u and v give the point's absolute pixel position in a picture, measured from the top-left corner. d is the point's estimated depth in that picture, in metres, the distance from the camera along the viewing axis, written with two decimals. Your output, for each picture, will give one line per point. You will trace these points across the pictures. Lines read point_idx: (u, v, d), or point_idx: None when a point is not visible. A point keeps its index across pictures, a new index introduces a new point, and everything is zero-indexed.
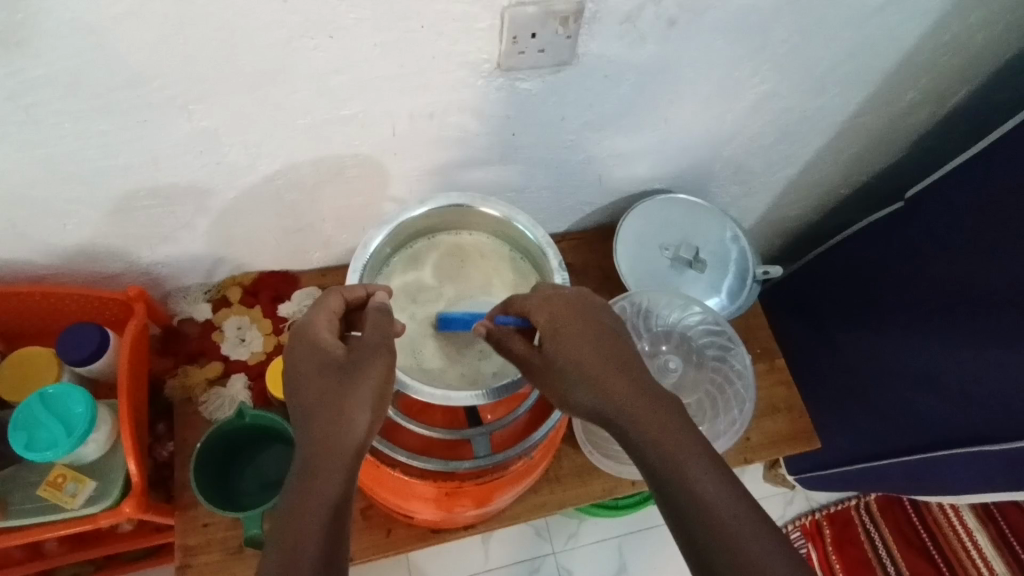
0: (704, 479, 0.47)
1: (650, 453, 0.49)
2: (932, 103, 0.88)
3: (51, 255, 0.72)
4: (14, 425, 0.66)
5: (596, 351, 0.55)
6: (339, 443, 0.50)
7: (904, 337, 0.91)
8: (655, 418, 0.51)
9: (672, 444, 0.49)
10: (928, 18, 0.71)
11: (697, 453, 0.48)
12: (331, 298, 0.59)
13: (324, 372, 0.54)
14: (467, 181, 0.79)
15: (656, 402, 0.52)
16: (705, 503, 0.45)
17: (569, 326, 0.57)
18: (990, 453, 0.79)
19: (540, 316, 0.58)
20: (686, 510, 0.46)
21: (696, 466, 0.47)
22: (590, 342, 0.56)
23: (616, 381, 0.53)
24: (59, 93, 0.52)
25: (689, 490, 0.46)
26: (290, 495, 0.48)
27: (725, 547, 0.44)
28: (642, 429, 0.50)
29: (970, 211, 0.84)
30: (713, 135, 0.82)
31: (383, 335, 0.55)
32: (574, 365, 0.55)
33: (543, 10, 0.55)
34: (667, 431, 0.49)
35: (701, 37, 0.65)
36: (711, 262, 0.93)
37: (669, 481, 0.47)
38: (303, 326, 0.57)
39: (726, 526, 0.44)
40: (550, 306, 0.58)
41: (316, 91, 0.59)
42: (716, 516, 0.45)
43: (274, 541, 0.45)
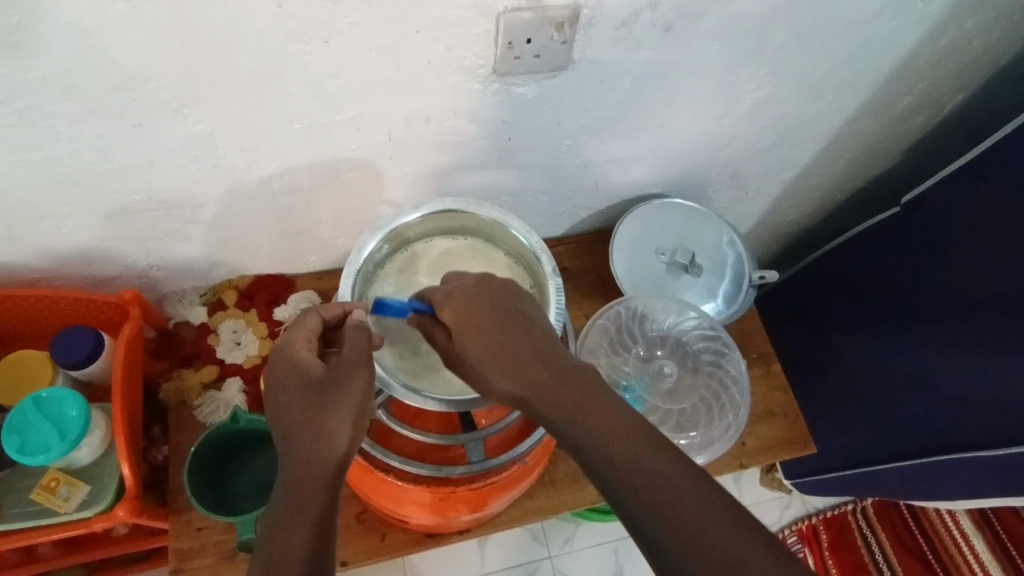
0: (640, 457, 0.46)
1: (588, 444, 0.48)
2: (928, 109, 0.88)
3: (46, 258, 0.72)
4: (7, 428, 0.66)
5: (503, 338, 0.55)
6: (324, 455, 0.51)
7: (901, 343, 0.91)
8: (588, 405, 0.50)
9: (607, 429, 0.48)
10: (924, 25, 0.71)
11: (632, 432, 0.47)
12: (308, 317, 0.59)
13: (306, 390, 0.54)
14: (464, 186, 0.79)
15: (586, 389, 0.51)
16: (644, 483, 0.44)
17: (476, 316, 0.56)
18: (986, 459, 0.79)
19: (446, 313, 0.58)
20: (625, 494, 0.45)
21: (633, 447, 0.46)
22: (500, 331, 0.55)
23: (532, 368, 0.53)
24: (53, 96, 0.52)
25: (628, 473, 0.45)
26: (275, 510, 0.48)
27: (669, 524, 0.42)
28: (576, 420, 0.49)
29: (965, 217, 0.84)
30: (709, 140, 0.83)
31: (361, 352, 0.56)
32: (488, 355, 0.54)
33: (539, 15, 0.56)
34: (600, 417, 0.49)
35: (697, 42, 0.65)
36: (707, 267, 0.93)
37: (608, 468, 0.46)
38: (282, 347, 0.57)
39: (668, 502, 0.43)
40: (456, 300, 0.58)
41: (312, 94, 0.59)
42: (656, 494, 0.44)
43: (264, 553, 0.45)
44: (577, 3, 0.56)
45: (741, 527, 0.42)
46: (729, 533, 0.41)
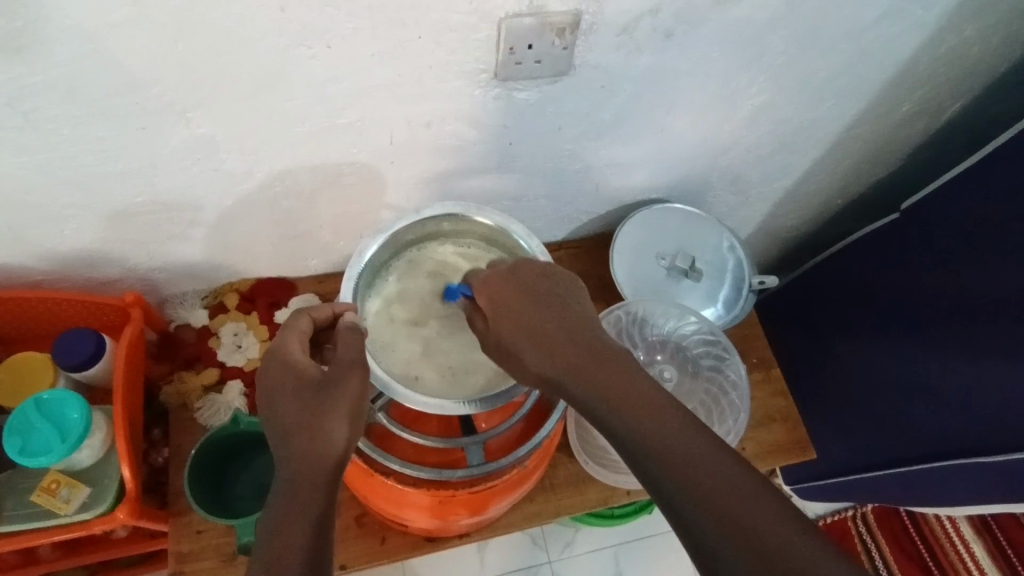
0: (676, 438, 0.46)
1: (623, 427, 0.49)
2: (927, 115, 0.89)
3: (48, 260, 0.72)
4: (8, 429, 0.66)
5: (537, 319, 0.57)
6: (320, 456, 0.51)
7: (900, 348, 0.91)
8: (623, 389, 0.51)
9: (644, 411, 0.49)
10: (922, 32, 0.72)
11: (669, 416, 0.48)
12: (300, 319, 0.59)
13: (301, 391, 0.54)
14: (465, 190, 0.79)
15: (622, 373, 0.52)
16: (680, 462, 0.45)
17: (512, 300, 0.59)
18: (986, 464, 0.79)
19: (483, 297, 0.60)
20: (659, 472, 0.45)
21: (670, 430, 0.47)
22: (534, 314, 0.57)
23: (565, 348, 0.55)
24: (57, 99, 0.53)
25: (663, 451, 0.46)
26: (271, 509, 0.48)
27: (703, 498, 0.43)
28: (612, 402, 0.50)
29: (965, 223, 0.85)
30: (709, 145, 0.83)
31: (355, 353, 0.56)
32: (524, 335, 0.57)
33: (540, 20, 0.56)
34: (637, 400, 0.50)
35: (697, 48, 0.65)
36: (708, 272, 0.93)
37: (643, 448, 0.47)
38: (275, 347, 0.57)
39: (703, 479, 0.44)
40: (492, 284, 0.61)
41: (313, 98, 0.59)
42: (691, 472, 0.44)
43: (261, 553, 0.46)
44: (578, 9, 0.56)
45: (779, 507, 0.42)
46: (765, 511, 0.41)
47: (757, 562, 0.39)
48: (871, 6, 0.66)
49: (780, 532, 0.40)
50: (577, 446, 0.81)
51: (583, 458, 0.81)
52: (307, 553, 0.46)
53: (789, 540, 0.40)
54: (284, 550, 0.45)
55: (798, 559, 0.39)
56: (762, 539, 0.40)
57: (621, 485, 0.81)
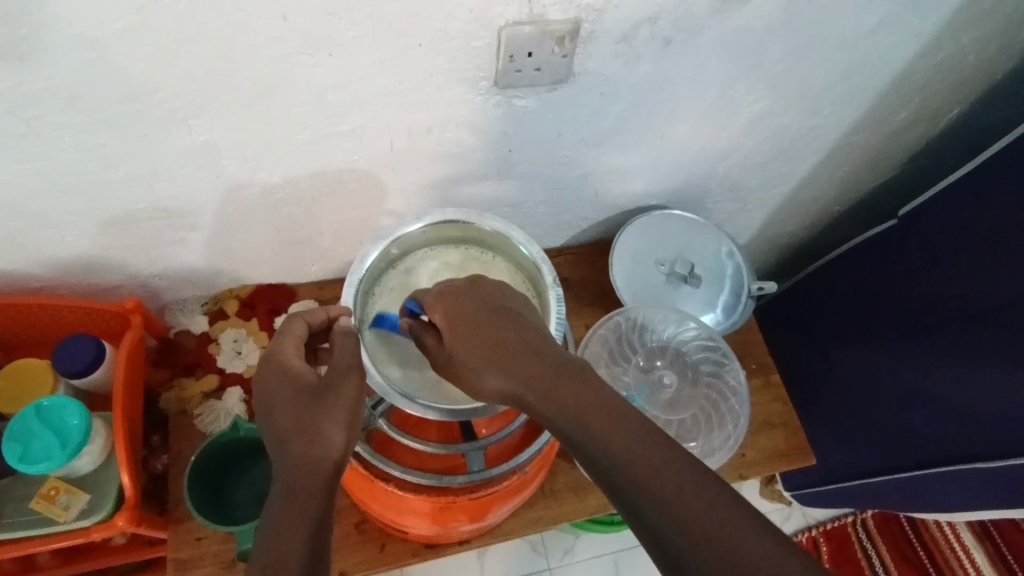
0: (657, 465, 0.45)
1: (595, 448, 0.48)
2: (925, 122, 0.89)
3: (49, 267, 0.72)
4: (8, 437, 0.66)
5: (494, 335, 0.56)
6: (319, 459, 0.51)
7: (899, 354, 0.92)
8: (595, 408, 0.50)
9: (616, 431, 0.48)
10: (919, 39, 0.72)
11: (648, 441, 0.47)
12: (294, 324, 0.59)
13: (298, 396, 0.54)
14: (465, 197, 0.80)
15: (592, 391, 0.51)
16: (654, 483, 0.44)
17: (465, 316, 0.58)
18: (985, 471, 0.79)
19: (436, 313, 0.59)
20: (634, 496, 0.44)
21: (642, 449, 0.46)
22: (491, 330, 0.57)
23: (525, 365, 0.54)
24: (59, 106, 0.53)
25: (637, 472, 0.45)
26: (270, 517, 0.48)
27: (679, 521, 0.42)
28: (583, 423, 0.49)
29: (962, 230, 0.85)
30: (707, 152, 0.83)
31: (352, 357, 0.56)
32: (478, 353, 0.55)
33: (540, 29, 0.56)
34: (614, 426, 0.48)
35: (696, 56, 0.66)
36: (706, 278, 0.93)
37: (616, 472, 0.46)
38: (271, 354, 0.57)
39: (677, 500, 0.43)
40: (446, 303, 0.59)
41: (314, 106, 0.59)
42: (666, 494, 0.43)
43: (260, 558, 0.45)
44: (577, 17, 0.57)
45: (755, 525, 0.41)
46: (738, 528, 0.41)
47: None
48: (868, 15, 0.66)
49: (756, 550, 0.40)
50: None
51: None
52: (305, 563, 0.45)
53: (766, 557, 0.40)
54: (282, 561, 0.45)
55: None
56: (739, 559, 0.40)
57: None
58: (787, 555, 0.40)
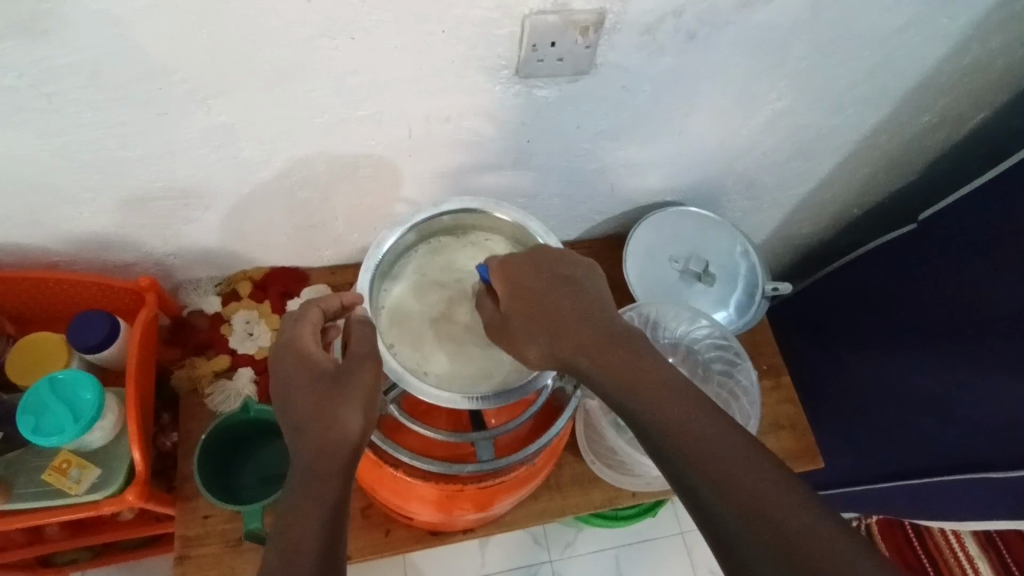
0: (697, 426, 0.47)
1: (646, 416, 0.49)
2: (949, 126, 0.88)
3: (65, 242, 0.73)
4: (23, 408, 0.67)
5: (550, 302, 0.58)
6: (338, 447, 0.52)
7: (913, 360, 0.91)
8: (646, 379, 0.51)
9: (662, 397, 0.49)
10: (947, 41, 0.71)
11: (688, 404, 0.49)
12: (310, 311, 0.59)
13: (316, 383, 0.54)
14: (480, 186, 0.79)
15: (637, 358, 0.53)
16: (690, 441, 0.46)
17: (527, 281, 0.59)
18: (994, 481, 0.78)
19: (500, 278, 0.60)
20: (682, 464, 0.46)
21: (692, 420, 0.47)
22: (548, 296, 0.58)
23: (577, 332, 0.56)
24: (80, 82, 0.53)
25: (686, 443, 0.46)
26: (289, 500, 0.50)
27: (726, 489, 0.43)
28: (633, 393, 0.51)
29: (982, 235, 0.84)
30: (726, 149, 0.83)
31: (369, 346, 0.56)
32: (532, 319, 0.57)
33: (564, 18, 0.56)
34: (655, 389, 0.50)
35: (719, 52, 0.65)
36: (720, 277, 0.93)
37: (652, 428, 0.48)
38: (289, 341, 0.57)
39: (726, 471, 0.44)
40: (509, 270, 0.60)
41: (334, 90, 0.59)
42: (715, 464, 0.44)
43: (276, 543, 0.47)
44: (602, 7, 0.56)
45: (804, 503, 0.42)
46: (775, 491, 0.43)
47: (780, 552, 0.40)
48: (898, 14, 0.65)
49: (804, 524, 0.41)
50: (584, 446, 0.80)
51: (590, 458, 0.80)
52: (319, 551, 0.47)
53: (805, 523, 0.41)
54: (299, 544, 0.47)
55: (818, 550, 0.39)
56: (784, 531, 0.40)
57: (628, 487, 0.80)
58: (837, 533, 0.40)
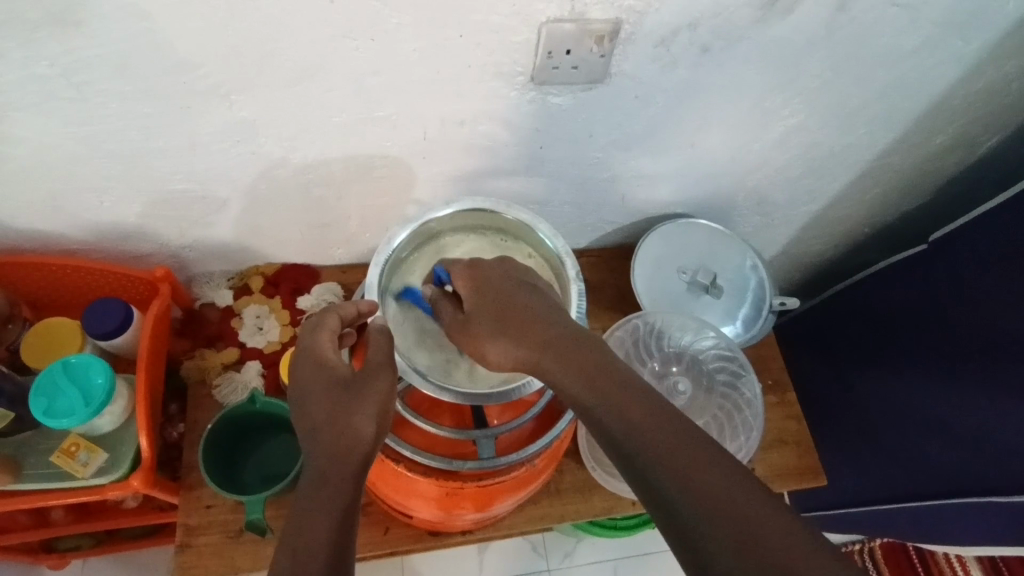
0: (668, 435, 0.46)
1: (612, 420, 0.49)
2: (962, 148, 0.88)
3: (84, 230, 0.74)
4: (35, 390, 0.68)
5: (506, 304, 0.58)
6: (351, 451, 0.53)
7: (920, 382, 0.90)
8: (612, 384, 0.51)
9: (634, 407, 0.49)
10: (961, 64, 0.72)
11: (659, 412, 0.48)
12: (328, 318, 0.59)
13: (333, 390, 0.55)
14: (493, 190, 0.80)
15: (610, 365, 0.53)
16: (663, 451, 0.46)
17: (488, 286, 0.60)
18: (1000, 506, 0.78)
19: (462, 285, 0.62)
20: (648, 468, 0.46)
21: (665, 433, 0.47)
22: (507, 300, 0.58)
23: (532, 331, 0.56)
24: (108, 74, 0.54)
25: (660, 456, 0.45)
26: (302, 505, 0.49)
27: (694, 494, 0.43)
28: (595, 394, 0.51)
29: (993, 258, 0.83)
30: (738, 163, 0.83)
31: (385, 355, 0.58)
32: (489, 321, 0.58)
33: (580, 27, 0.57)
34: (627, 398, 0.50)
35: (733, 65, 0.66)
36: (728, 289, 0.93)
37: (625, 438, 0.48)
38: (308, 347, 0.58)
39: (693, 477, 0.44)
40: (472, 275, 0.62)
41: (353, 90, 0.61)
42: (680, 467, 0.44)
43: (287, 545, 0.46)
44: (618, 17, 0.57)
45: (776, 515, 0.41)
46: (746, 501, 0.42)
47: (743, 553, 0.40)
48: (912, 35, 0.66)
49: (766, 523, 0.41)
50: (586, 452, 0.81)
51: (591, 464, 0.80)
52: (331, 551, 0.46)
53: (777, 534, 0.40)
54: (309, 545, 0.46)
55: (789, 561, 0.39)
56: (748, 532, 0.40)
57: (627, 495, 0.80)
58: (809, 544, 0.40)
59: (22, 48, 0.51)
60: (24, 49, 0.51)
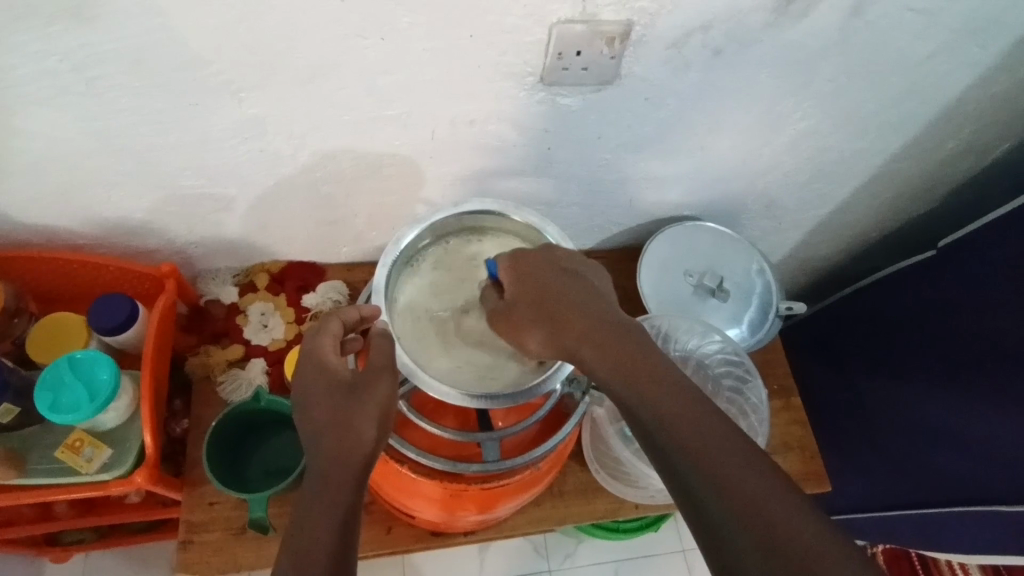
0: (694, 424, 0.48)
1: (641, 406, 0.51)
2: (974, 154, 0.87)
3: (92, 225, 0.74)
4: (41, 385, 0.68)
5: (552, 296, 0.58)
6: (351, 453, 0.52)
7: (927, 390, 0.89)
8: (646, 376, 0.52)
9: (663, 393, 0.50)
10: (975, 70, 0.71)
11: (687, 399, 0.50)
12: (331, 322, 0.59)
13: (334, 393, 0.55)
14: (500, 190, 0.80)
15: (643, 353, 0.54)
16: (688, 439, 0.47)
17: (530, 273, 0.59)
18: (1006, 516, 0.77)
19: (505, 271, 0.60)
20: (674, 454, 0.47)
21: (693, 420, 0.48)
22: (551, 290, 0.58)
23: (572, 325, 0.56)
24: (120, 69, 0.54)
25: (686, 443, 0.47)
26: (306, 503, 0.50)
27: (715, 483, 0.45)
28: (624, 381, 0.52)
29: (1002, 265, 0.83)
30: (748, 167, 0.83)
31: (388, 357, 0.56)
32: (531, 311, 0.58)
33: (592, 28, 0.57)
34: (656, 386, 0.51)
35: (746, 68, 0.65)
36: (735, 293, 0.92)
37: (654, 424, 0.49)
38: (310, 352, 0.58)
39: (716, 465, 0.45)
40: (513, 262, 0.60)
41: (364, 89, 0.60)
42: (709, 462, 0.46)
43: (290, 548, 0.48)
44: (630, 19, 0.57)
45: (795, 507, 0.43)
46: (768, 491, 0.44)
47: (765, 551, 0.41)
48: (927, 40, 0.65)
49: (792, 523, 0.42)
50: (590, 454, 0.80)
51: (594, 467, 0.80)
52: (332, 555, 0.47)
53: (795, 525, 0.42)
54: (314, 547, 0.47)
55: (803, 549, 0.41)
56: (773, 531, 0.42)
57: (631, 499, 0.80)
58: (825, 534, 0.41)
59: (35, 43, 0.51)
60: (36, 43, 0.51)
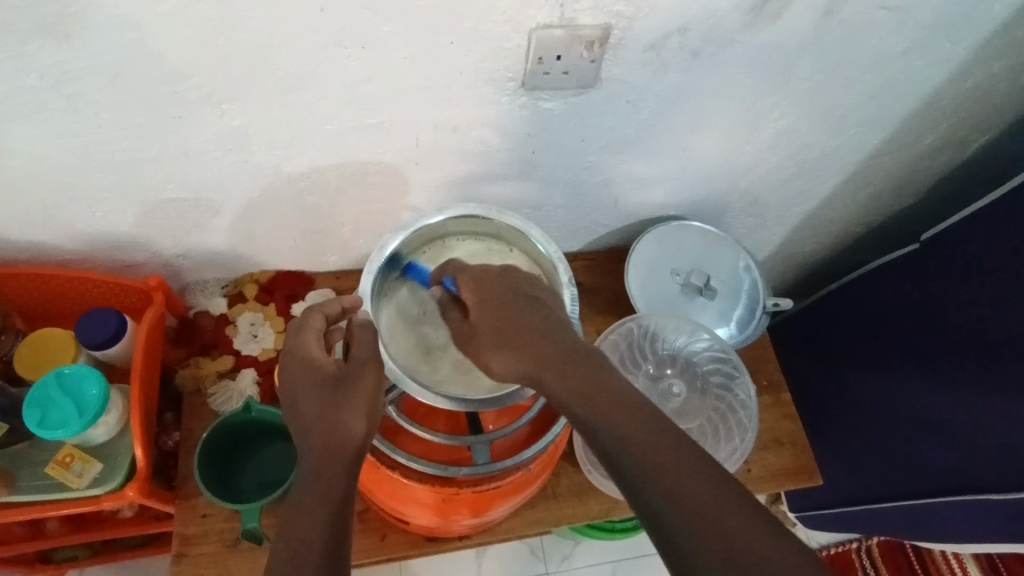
0: (656, 445, 0.47)
1: (603, 429, 0.49)
2: (952, 148, 0.89)
3: (77, 240, 0.74)
4: (29, 402, 0.68)
5: (513, 315, 0.58)
6: (342, 447, 0.53)
7: (914, 381, 0.90)
8: (606, 396, 0.51)
9: (623, 414, 0.49)
10: (949, 65, 0.72)
11: (647, 420, 0.49)
12: (312, 316, 0.59)
13: (319, 389, 0.55)
14: (486, 195, 0.80)
15: (602, 373, 0.53)
16: (651, 461, 0.46)
17: (491, 295, 0.59)
18: (994, 503, 0.78)
19: (467, 293, 0.61)
20: (638, 477, 0.46)
21: (654, 442, 0.47)
22: (513, 312, 0.58)
23: (536, 345, 0.55)
24: (100, 84, 0.54)
25: (650, 466, 0.46)
26: (297, 500, 0.50)
27: (681, 507, 0.43)
28: (585, 402, 0.51)
29: (983, 256, 0.84)
30: (730, 166, 0.83)
31: (371, 350, 0.57)
32: (494, 333, 0.57)
33: (570, 33, 0.57)
34: (615, 405, 0.50)
35: (725, 68, 0.66)
36: (722, 291, 0.93)
37: (616, 447, 0.48)
38: (292, 348, 0.57)
39: (682, 490, 0.44)
40: (478, 284, 0.61)
41: (345, 98, 0.61)
42: (673, 486, 0.44)
43: (283, 546, 0.48)
44: (607, 23, 0.57)
45: (766, 529, 0.42)
46: (738, 515, 0.42)
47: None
48: (900, 36, 0.66)
49: (759, 544, 0.41)
50: (582, 454, 0.81)
51: (587, 467, 0.80)
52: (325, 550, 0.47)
53: (767, 548, 0.41)
54: (305, 546, 0.47)
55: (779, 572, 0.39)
56: (745, 555, 0.40)
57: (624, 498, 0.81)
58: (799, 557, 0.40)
59: (12, 60, 0.51)
60: (15, 60, 0.51)
